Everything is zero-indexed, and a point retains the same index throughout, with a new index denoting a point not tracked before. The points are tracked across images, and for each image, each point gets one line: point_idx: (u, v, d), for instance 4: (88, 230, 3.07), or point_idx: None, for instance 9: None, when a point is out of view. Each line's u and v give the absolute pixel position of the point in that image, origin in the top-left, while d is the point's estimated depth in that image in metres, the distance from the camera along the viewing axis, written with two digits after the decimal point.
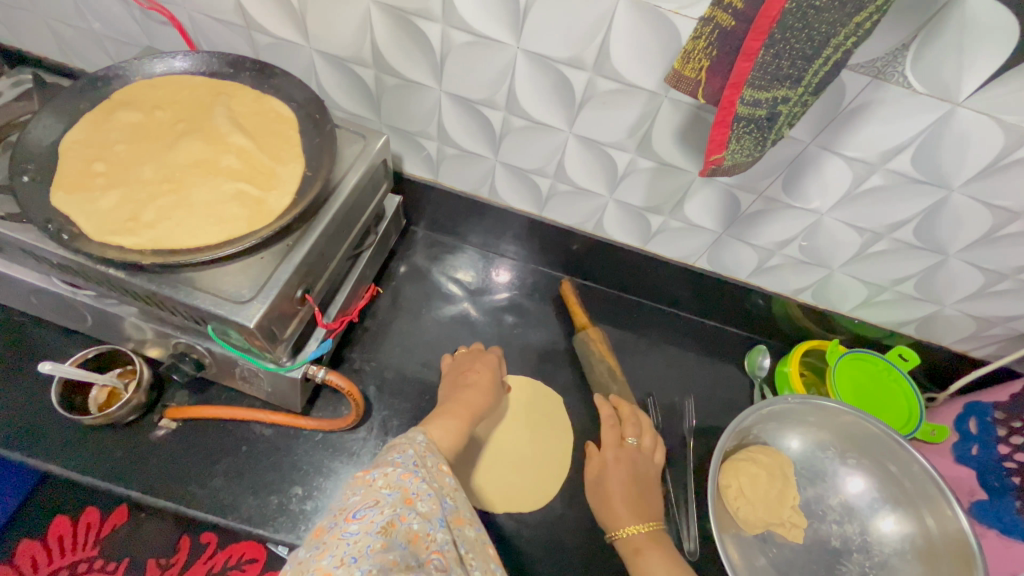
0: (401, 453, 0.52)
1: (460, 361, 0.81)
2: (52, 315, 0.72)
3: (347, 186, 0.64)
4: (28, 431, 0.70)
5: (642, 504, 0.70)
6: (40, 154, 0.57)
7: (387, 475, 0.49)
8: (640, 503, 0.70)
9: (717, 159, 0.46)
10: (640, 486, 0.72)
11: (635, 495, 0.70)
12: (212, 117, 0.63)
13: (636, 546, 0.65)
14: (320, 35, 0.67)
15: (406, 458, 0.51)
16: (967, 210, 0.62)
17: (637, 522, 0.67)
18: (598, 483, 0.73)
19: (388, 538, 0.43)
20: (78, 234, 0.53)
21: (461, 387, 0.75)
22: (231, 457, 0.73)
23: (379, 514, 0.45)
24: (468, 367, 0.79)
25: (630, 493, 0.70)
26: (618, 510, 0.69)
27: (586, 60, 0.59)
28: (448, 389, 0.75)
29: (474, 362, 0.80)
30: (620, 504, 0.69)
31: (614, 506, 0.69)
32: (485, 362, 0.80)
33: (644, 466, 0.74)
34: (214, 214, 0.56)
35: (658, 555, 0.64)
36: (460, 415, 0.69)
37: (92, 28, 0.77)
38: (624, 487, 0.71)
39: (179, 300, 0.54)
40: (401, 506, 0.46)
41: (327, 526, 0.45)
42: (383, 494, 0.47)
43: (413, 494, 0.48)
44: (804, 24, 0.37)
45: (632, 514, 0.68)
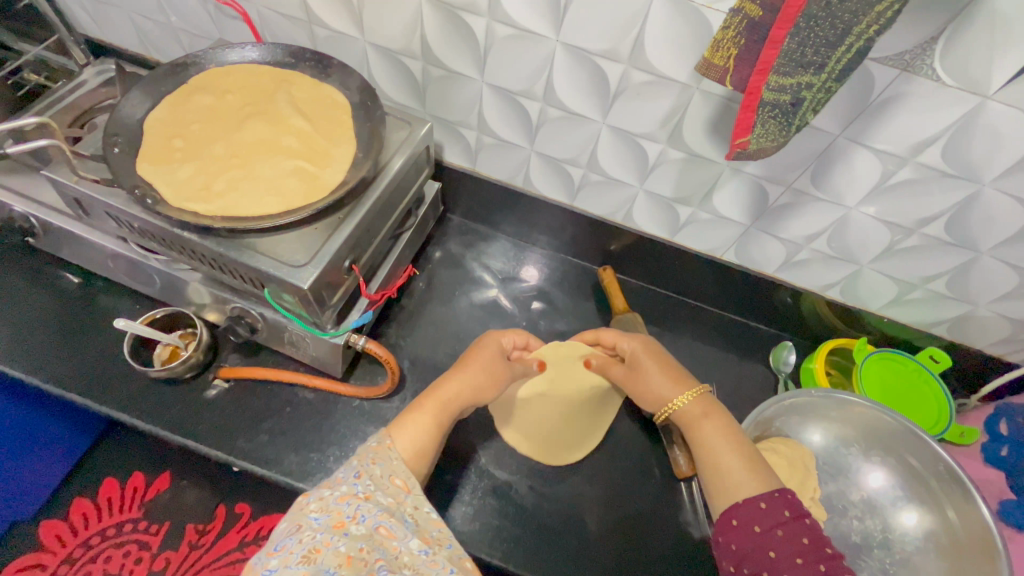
0: (346, 468, 0.52)
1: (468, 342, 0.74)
2: (125, 279, 0.80)
3: (394, 168, 0.69)
4: (99, 382, 0.78)
5: (678, 376, 0.71)
6: (128, 130, 0.65)
7: (322, 499, 0.49)
8: (676, 375, 0.71)
9: (742, 143, 0.48)
10: (663, 357, 0.74)
11: (665, 365, 0.72)
12: (275, 102, 0.69)
13: (691, 419, 0.66)
14: (374, 29, 0.73)
15: (347, 474, 0.51)
16: (999, 205, 0.62)
17: (686, 392, 0.68)
18: (631, 372, 0.75)
19: (310, 567, 0.42)
20: (159, 200, 0.59)
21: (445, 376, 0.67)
22: (277, 416, 0.79)
23: (298, 543, 0.45)
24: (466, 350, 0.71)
25: (662, 367, 0.72)
26: (658, 390, 0.70)
27: (621, 53, 0.63)
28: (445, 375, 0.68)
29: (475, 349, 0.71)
30: (659, 381, 0.70)
31: (654, 386, 0.70)
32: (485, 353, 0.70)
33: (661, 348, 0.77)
34: (276, 187, 0.62)
35: (718, 419, 0.64)
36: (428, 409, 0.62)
37: (170, 22, 0.85)
38: (654, 366, 0.72)
39: (243, 262, 0.60)
40: (327, 531, 0.45)
41: (254, 563, 0.45)
42: (312, 518, 0.47)
43: (343, 518, 0.47)
44: (827, 13, 0.40)
45: (675, 386, 0.69)
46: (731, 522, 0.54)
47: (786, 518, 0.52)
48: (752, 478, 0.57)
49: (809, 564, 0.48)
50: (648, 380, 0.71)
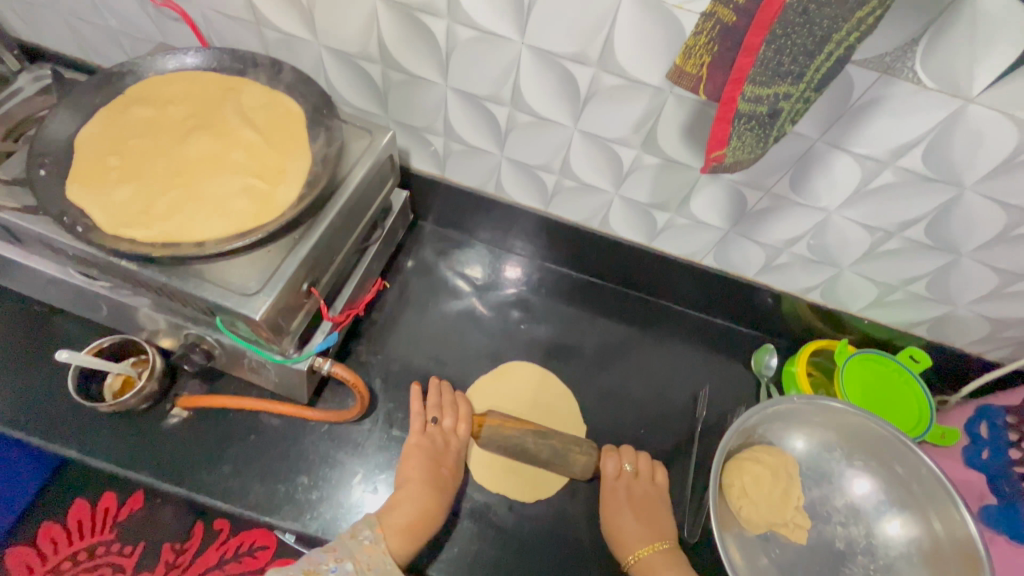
0: (338, 568, 0.56)
1: (430, 441, 0.74)
2: (69, 305, 0.74)
3: (354, 180, 0.65)
4: (47, 417, 0.73)
5: (654, 526, 0.73)
6: (57, 148, 0.59)
7: None
8: (652, 526, 0.73)
9: (718, 157, 0.44)
10: (649, 509, 0.75)
11: (643, 519, 0.73)
12: (222, 113, 0.64)
13: (652, 569, 0.67)
14: (327, 30, 0.67)
15: None
16: (980, 209, 0.61)
17: (649, 542, 0.70)
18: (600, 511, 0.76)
19: None
20: (92, 226, 0.54)
21: (428, 483, 0.69)
22: (240, 446, 0.75)
23: None
24: (446, 459, 0.74)
25: (640, 515, 0.74)
26: (628, 534, 0.71)
27: (590, 56, 0.59)
28: (406, 472, 0.70)
29: (445, 452, 0.74)
30: (630, 525, 0.72)
31: (623, 528, 0.72)
32: (453, 459, 0.74)
33: (660, 498, 0.77)
34: (224, 208, 0.58)
35: (672, 572, 0.67)
36: (417, 524, 0.65)
37: (108, 25, 0.79)
38: (628, 512, 0.74)
39: (189, 292, 0.55)
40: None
41: None
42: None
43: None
44: (804, 20, 0.37)
45: (641, 537, 0.71)
46: None
47: None
48: None
49: None
50: (619, 521, 0.73)
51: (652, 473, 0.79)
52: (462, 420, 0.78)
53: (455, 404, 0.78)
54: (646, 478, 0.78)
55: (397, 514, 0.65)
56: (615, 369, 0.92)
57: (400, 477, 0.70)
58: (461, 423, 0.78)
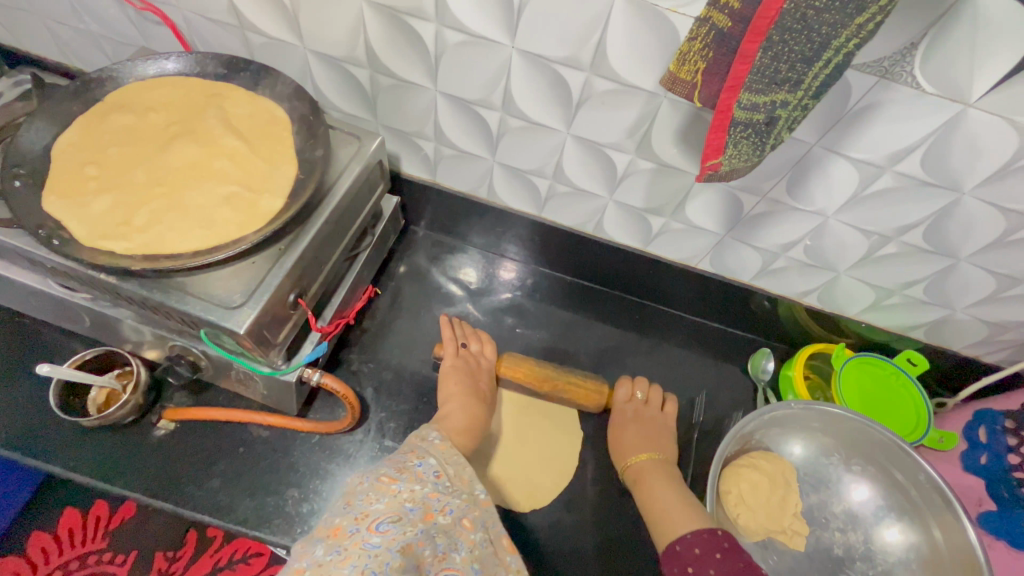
0: (424, 463, 0.56)
1: (462, 362, 0.81)
2: (51, 317, 0.72)
3: (341, 188, 0.63)
4: (30, 431, 0.71)
5: (651, 442, 0.78)
6: (33, 158, 0.57)
7: (413, 490, 0.52)
8: (649, 442, 0.78)
9: (714, 165, 0.44)
10: (653, 431, 0.80)
11: (647, 432, 0.79)
12: (205, 119, 0.62)
13: (643, 473, 0.74)
14: (313, 35, 0.66)
15: (428, 470, 0.55)
16: (978, 214, 0.60)
17: (643, 453, 0.77)
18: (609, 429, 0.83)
19: (405, 557, 0.47)
20: (70, 239, 0.53)
21: (469, 396, 0.77)
22: (229, 458, 0.73)
23: (401, 531, 0.48)
24: (481, 376, 0.82)
25: (642, 431, 0.80)
26: (629, 444, 0.78)
27: (582, 60, 0.58)
28: (445, 386, 0.78)
29: (478, 371, 0.82)
30: (631, 437, 0.79)
31: (625, 440, 0.79)
32: (485, 376, 0.82)
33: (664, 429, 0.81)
34: (207, 218, 0.56)
35: (658, 478, 0.73)
36: (468, 429, 0.74)
37: (89, 29, 0.77)
38: (632, 427, 0.80)
39: (171, 306, 0.53)
40: (421, 523, 0.50)
41: (347, 530, 0.48)
42: (406, 507, 0.50)
43: (433, 509, 0.51)
44: (803, 26, 0.35)
45: (641, 447, 0.78)
46: (673, 547, 0.62)
47: (725, 548, 0.59)
48: (683, 515, 0.66)
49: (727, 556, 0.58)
50: (621, 437, 0.80)
51: (663, 403, 0.85)
52: (487, 343, 0.84)
53: (479, 332, 0.85)
54: (655, 406, 0.84)
55: (450, 421, 0.73)
56: (611, 374, 0.91)
57: (443, 391, 0.78)
58: (487, 346, 0.84)
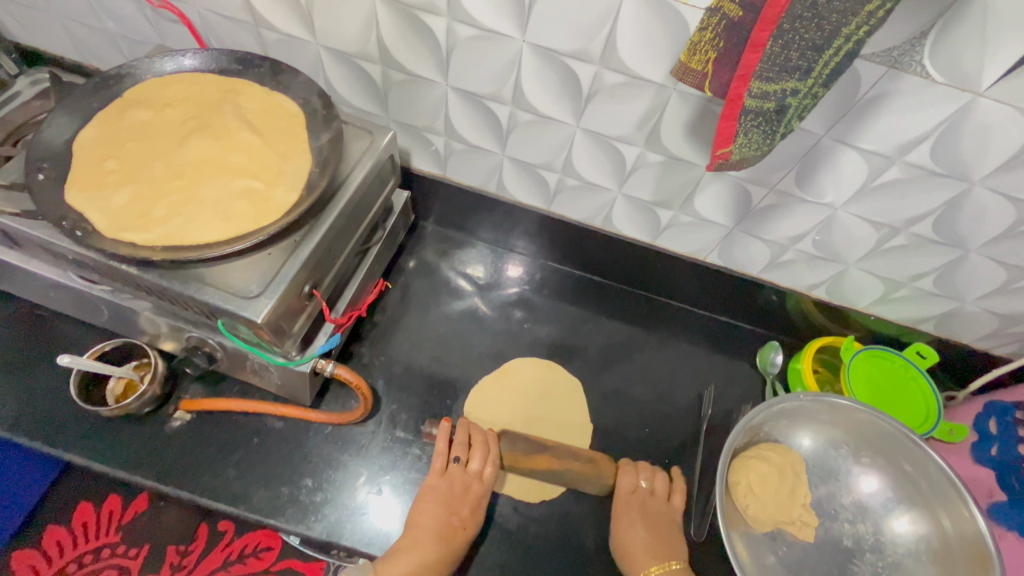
0: None
1: (447, 483, 0.71)
2: (70, 310, 0.74)
3: (354, 181, 0.65)
4: (51, 421, 0.73)
5: (662, 543, 0.72)
6: (55, 152, 0.59)
7: None
8: (659, 543, 0.72)
9: (724, 154, 0.44)
10: (661, 530, 0.73)
11: (654, 537, 0.72)
12: (220, 114, 0.63)
13: None
14: (325, 31, 0.67)
15: None
16: (988, 204, 0.60)
17: (663, 561, 0.70)
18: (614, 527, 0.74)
19: None
20: (91, 231, 0.54)
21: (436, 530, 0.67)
22: (243, 449, 0.75)
23: None
24: (462, 504, 0.71)
25: (651, 531, 0.73)
26: (638, 551, 0.70)
27: (592, 53, 0.58)
28: (417, 515, 0.69)
29: (460, 499, 0.71)
30: (642, 544, 0.71)
31: (634, 546, 0.71)
32: (469, 505, 0.71)
33: (672, 526, 0.75)
34: (223, 210, 0.57)
35: None
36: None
37: (106, 27, 0.78)
38: (641, 529, 0.72)
39: (189, 295, 0.55)
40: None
41: None
42: None
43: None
44: (813, 14, 0.36)
45: (651, 555, 0.70)
46: None
47: None
48: None
49: None
50: (631, 538, 0.71)
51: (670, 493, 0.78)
52: (489, 461, 0.73)
53: (485, 446, 0.74)
54: (661, 498, 0.77)
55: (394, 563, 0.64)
56: (619, 368, 0.92)
57: (415, 518, 0.69)
58: (489, 468, 0.73)
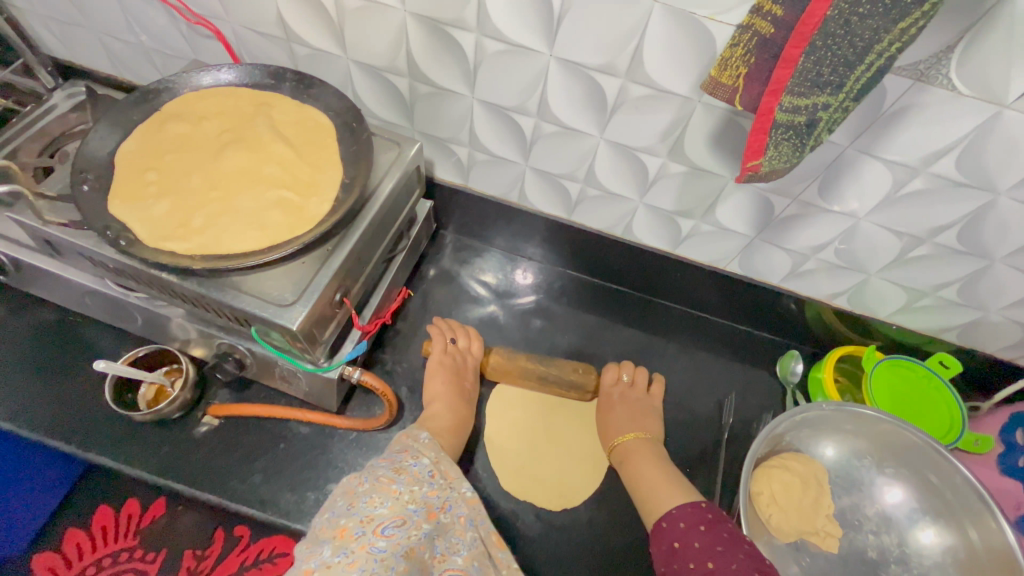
0: (418, 462, 0.57)
1: (449, 360, 0.82)
2: (104, 316, 0.76)
3: (384, 191, 0.66)
4: (84, 425, 0.75)
5: (638, 420, 0.80)
6: (98, 165, 0.61)
7: (413, 490, 0.54)
8: (636, 420, 0.80)
9: (754, 166, 0.45)
10: (639, 411, 0.82)
11: (640, 416, 0.81)
12: (254, 127, 0.65)
13: (631, 451, 0.76)
14: (356, 46, 0.69)
15: (422, 469, 0.56)
16: (1014, 214, 0.60)
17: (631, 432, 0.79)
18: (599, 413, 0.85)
19: (410, 562, 0.49)
20: (134, 240, 0.56)
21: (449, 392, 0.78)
22: (270, 454, 0.76)
23: (405, 535, 0.50)
24: (467, 373, 0.82)
25: (628, 411, 0.82)
26: (615, 426, 0.80)
27: (618, 67, 0.60)
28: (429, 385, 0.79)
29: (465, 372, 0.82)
30: (619, 419, 0.81)
31: (618, 423, 0.81)
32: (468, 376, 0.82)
33: (650, 408, 0.83)
34: (258, 221, 0.59)
35: (647, 452, 0.75)
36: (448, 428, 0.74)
37: (141, 42, 0.81)
38: (627, 413, 0.82)
39: (226, 303, 0.56)
40: (424, 525, 0.52)
41: (354, 531, 0.49)
42: (409, 510, 0.52)
43: (435, 509, 0.54)
44: (846, 31, 0.37)
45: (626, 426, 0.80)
46: (660, 523, 0.63)
47: (707, 519, 0.60)
48: (675, 491, 0.67)
49: (714, 517, 0.60)
50: (610, 417, 0.82)
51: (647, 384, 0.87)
52: (475, 339, 0.85)
53: (467, 327, 0.85)
54: (641, 388, 0.86)
55: (435, 421, 0.74)
56: None
57: (428, 390, 0.79)
58: (475, 342, 0.85)
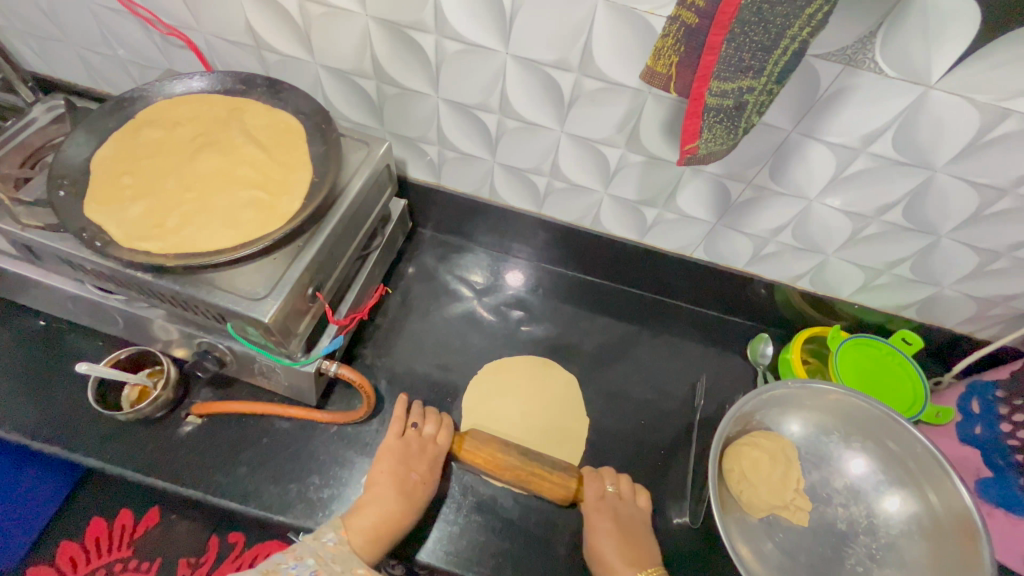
0: (297, 565, 0.60)
1: (404, 445, 0.75)
2: (86, 320, 0.77)
3: (353, 189, 0.69)
4: (69, 429, 0.76)
5: (635, 550, 0.72)
6: (74, 171, 0.63)
7: None
8: (632, 549, 0.72)
9: (691, 149, 0.49)
10: (631, 535, 0.73)
11: (628, 543, 0.72)
12: (227, 131, 0.68)
13: None
14: (323, 50, 0.71)
15: (300, 572, 0.60)
16: (952, 190, 0.63)
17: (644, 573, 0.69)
18: (586, 535, 0.74)
19: None
20: (110, 240, 0.58)
21: (391, 482, 0.71)
22: (253, 449, 0.78)
23: None
24: (420, 464, 0.74)
25: (623, 538, 0.72)
26: (610, 558, 0.70)
27: (571, 62, 0.62)
28: (375, 473, 0.73)
29: (417, 460, 0.74)
30: (613, 549, 0.71)
31: (604, 551, 0.71)
32: (426, 464, 0.74)
33: (643, 530, 0.75)
34: (231, 219, 0.61)
35: None
36: (375, 531, 0.67)
37: (117, 54, 0.83)
38: (613, 537, 0.72)
39: (201, 298, 0.58)
40: None
41: None
42: None
43: None
44: (759, 18, 0.40)
45: (622, 561, 0.70)
46: None
47: None
48: None
49: None
50: (600, 545, 0.71)
51: (634, 495, 0.78)
52: (444, 427, 0.78)
53: (437, 414, 0.79)
54: (629, 500, 0.77)
55: (359, 515, 0.68)
56: (614, 364, 0.95)
57: (371, 475, 0.73)
58: (442, 431, 0.78)
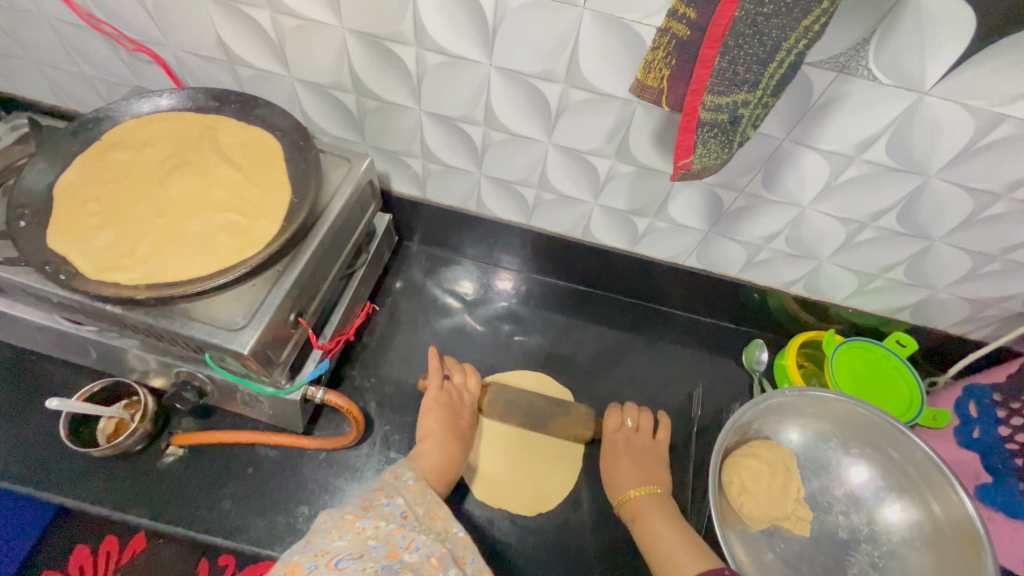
0: (390, 502, 0.57)
1: (444, 395, 0.80)
2: (57, 352, 0.74)
3: (334, 209, 0.66)
4: (42, 467, 0.72)
5: (648, 471, 0.77)
6: (36, 199, 0.59)
7: (377, 527, 0.53)
8: (646, 472, 0.77)
9: (685, 165, 0.46)
10: (646, 462, 0.79)
11: (642, 467, 0.78)
12: (200, 151, 0.65)
13: (643, 508, 0.72)
14: (298, 64, 0.69)
15: (395, 510, 0.56)
16: (947, 195, 0.62)
17: (643, 485, 0.75)
18: (603, 463, 0.81)
19: None
20: (75, 273, 0.54)
21: (444, 427, 0.76)
22: (238, 480, 0.75)
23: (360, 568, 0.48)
24: (462, 411, 0.80)
25: (638, 464, 0.78)
26: (623, 478, 0.76)
27: (557, 72, 0.60)
28: (423, 421, 0.77)
29: (456, 406, 0.80)
30: (626, 472, 0.77)
31: (619, 473, 0.77)
32: (465, 411, 0.80)
33: (659, 458, 0.80)
34: (205, 246, 0.58)
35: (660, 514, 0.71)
36: (440, 468, 0.72)
37: (83, 70, 0.79)
38: (631, 466, 0.78)
39: (175, 331, 0.55)
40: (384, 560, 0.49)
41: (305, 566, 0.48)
42: (368, 544, 0.51)
43: (398, 547, 0.51)
44: (755, 30, 0.38)
45: (636, 479, 0.76)
46: None
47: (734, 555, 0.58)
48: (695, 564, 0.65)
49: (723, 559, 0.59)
50: (616, 469, 0.78)
51: (653, 431, 0.83)
52: (470, 375, 0.84)
53: (463, 364, 0.84)
54: (647, 434, 0.82)
55: (423, 458, 0.72)
56: (609, 375, 0.93)
57: (422, 427, 0.76)
58: (470, 378, 0.84)
